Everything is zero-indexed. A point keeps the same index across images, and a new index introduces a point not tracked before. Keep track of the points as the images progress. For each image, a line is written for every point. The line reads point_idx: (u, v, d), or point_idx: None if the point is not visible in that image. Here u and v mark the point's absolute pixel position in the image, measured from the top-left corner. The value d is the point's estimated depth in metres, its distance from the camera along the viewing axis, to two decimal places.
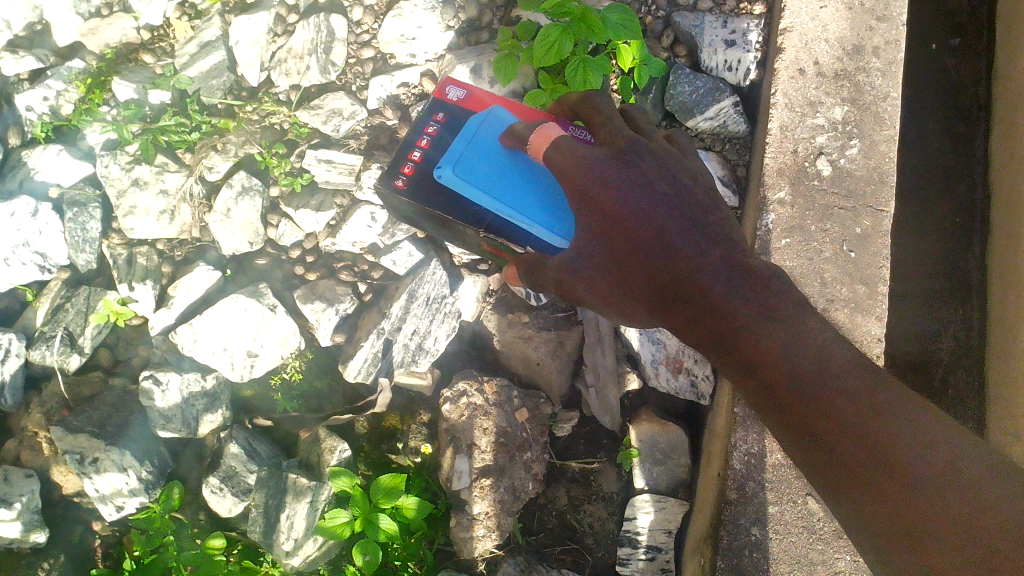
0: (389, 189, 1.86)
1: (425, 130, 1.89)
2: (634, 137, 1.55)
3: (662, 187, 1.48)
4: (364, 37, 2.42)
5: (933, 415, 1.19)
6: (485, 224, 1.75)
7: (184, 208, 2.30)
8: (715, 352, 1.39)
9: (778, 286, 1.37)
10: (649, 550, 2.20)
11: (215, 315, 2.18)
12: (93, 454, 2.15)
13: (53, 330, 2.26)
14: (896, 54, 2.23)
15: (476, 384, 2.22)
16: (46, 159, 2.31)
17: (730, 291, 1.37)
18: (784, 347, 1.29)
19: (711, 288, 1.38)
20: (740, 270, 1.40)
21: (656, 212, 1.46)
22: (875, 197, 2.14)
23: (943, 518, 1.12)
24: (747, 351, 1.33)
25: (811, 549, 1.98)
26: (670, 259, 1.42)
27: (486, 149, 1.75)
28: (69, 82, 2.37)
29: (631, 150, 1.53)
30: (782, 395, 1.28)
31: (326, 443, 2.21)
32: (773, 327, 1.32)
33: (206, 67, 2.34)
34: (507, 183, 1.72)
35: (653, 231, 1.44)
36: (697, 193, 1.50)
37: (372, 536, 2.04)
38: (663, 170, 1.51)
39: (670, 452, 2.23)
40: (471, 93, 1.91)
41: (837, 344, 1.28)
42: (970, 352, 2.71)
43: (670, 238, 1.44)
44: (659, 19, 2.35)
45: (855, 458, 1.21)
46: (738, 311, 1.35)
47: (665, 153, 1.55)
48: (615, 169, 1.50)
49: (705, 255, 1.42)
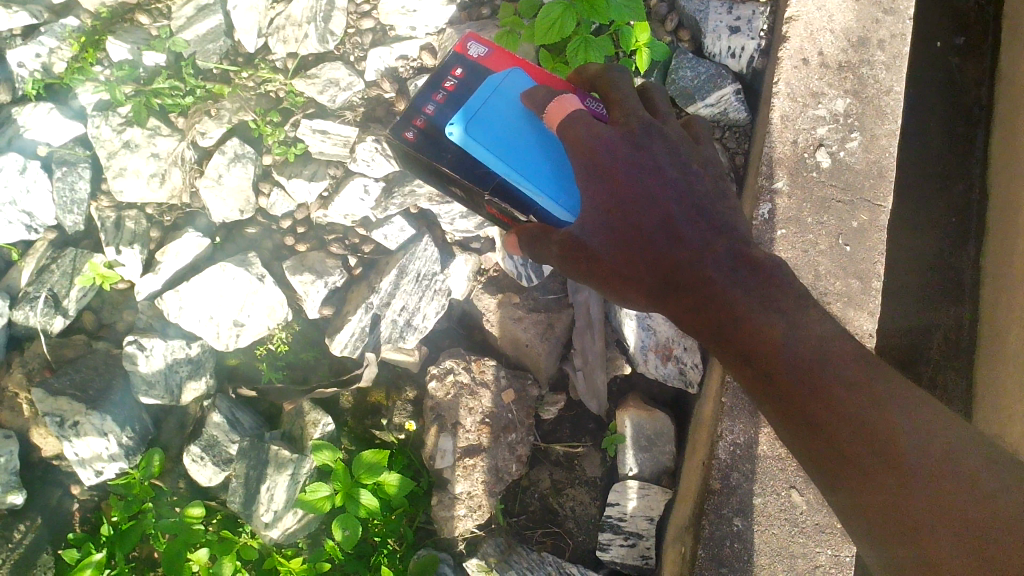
0: (398, 141, 1.78)
1: (441, 84, 1.78)
2: (648, 119, 1.53)
3: (671, 172, 1.49)
4: (364, 7, 2.37)
5: (932, 410, 1.18)
6: (492, 186, 1.69)
7: (175, 171, 2.27)
8: (715, 338, 1.38)
9: (779, 277, 1.37)
10: (630, 536, 2.20)
11: (203, 282, 2.14)
12: (73, 418, 2.12)
13: (37, 291, 2.23)
14: (901, 47, 2.21)
15: (464, 362, 2.21)
16: (37, 117, 2.26)
17: (732, 280, 1.38)
18: (785, 337, 1.28)
19: (713, 276, 1.39)
20: (743, 259, 1.41)
21: (663, 197, 1.46)
22: (873, 192, 2.13)
23: (940, 512, 1.10)
24: (747, 340, 1.32)
25: (792, 541, 1.98)
26: (672, 246, 1.44)
27: (502, 113, 1.70)
28: (63, 39, 2.32)
29: (644, 132, 1.52)
30: (781, 384, 1.28)
31: (310, 417, 2.18)
32: (775, 314, 1.32)
33: (203, 30, 2.30)
34: (518, 150, 1.66)
35: (659, 218, 1.45)
36: (705, 181, 1.51)
37: (352, 511, 2.02)
38: (674, 154, 1.51)
39: (655, 439, 2.22)
40: (493, 50, 1.80)
41: (837, 335, 1.28)
42: (959, 354, 2.73)
43: (673, 224, 1.45)
44: (664, 3, 2.32)
45: (854, 448, 1.19)
46: (739, 300, 1.36)
47: (676, 138, 1.55)
48: (627, 150, 1.49)
49: (707, 244, 1.43)
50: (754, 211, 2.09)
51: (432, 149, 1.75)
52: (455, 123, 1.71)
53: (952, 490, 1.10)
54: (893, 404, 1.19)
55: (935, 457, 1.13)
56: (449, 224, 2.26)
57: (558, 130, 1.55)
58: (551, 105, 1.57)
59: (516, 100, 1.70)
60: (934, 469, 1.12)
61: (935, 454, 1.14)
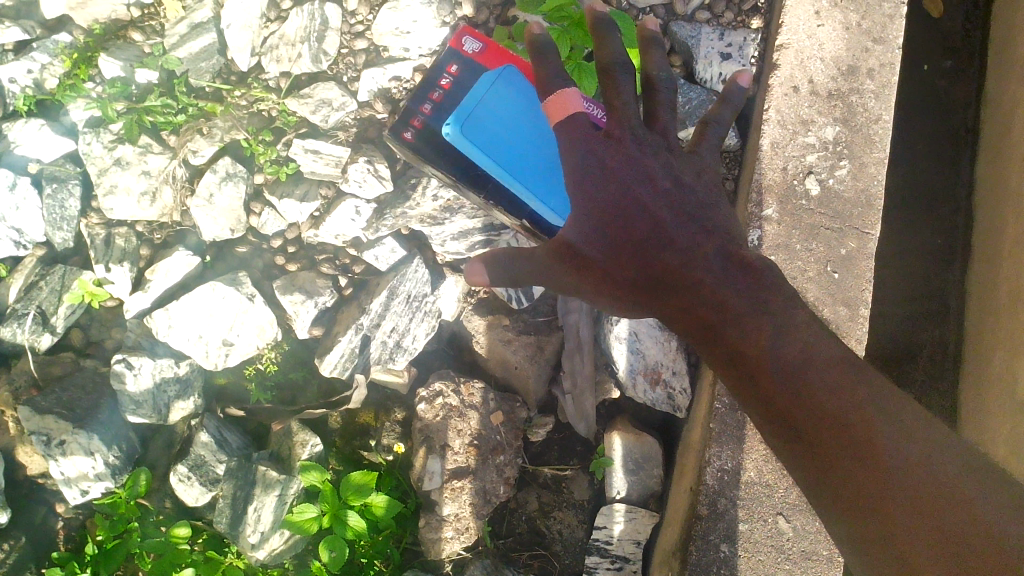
0: (398, 141, 1.91)
1: (437, 83, 1.91)
2: (644, 127, 1.58)
3: (665, 182, 1.54)
4: (358, 28, 2.37)
5: (910, 411, 1.21)
6: (487, 187, 1.86)
7: (166, 190, 2.27)
8: (703, 341, 1.45)
9: (769, 282, 1.43)
10: (617, 560, 2.21)
11: (193, 301, 2.14)
12: (59, 437, 2.11)
13: (25, 308, 2.22)
14: (890, 76, 2.22)
15: (453, 384, 2.21)
16: (27, 133, 2.25)
17: (722, 284, 1.44)
18: (772, 340, 1.34)
19: (703, 281, 1.45)
20: (733, 266, 1.46)
21: (654, 205, 1.52)
22: (862, 220, 2.15)
23: (916, 513, 1.11)
24: (731, 340, 1.39)
25: (778, 568, 1.98)
26: (663, 250, 1.50)
27: (493, 116, 1.82)
28: (55, 55, 2.31)
29: (637, 137, 1.55)
30: (765, 385, 1.32)
31: (298, 437, 2.18)
32: (763, 318, 1.37)
33: (196, 49, 2.29)
34: (510, 153, 1.82)
35: (650, 224, 1.51)
36: (699, 192, 1.56)
37: (340, 533, 2.03)
38: (668, 165, 1.56)
39: (643, 463, 2.22)
40: (486, 46, 1.93)
41: (822, 339, 1.32)
42: (943, 378, 2.78)
43: (665, 231, 1.50)
44: (655, 28, 2.32)
45: (834, 449, 1.21)
46: (729, 303, 1.42)
47: (673, 148, 1.59)
48: (621, 157, 1.54)
49: (698, 246, 1.50)
50: (743, 237, 2.11)
51: (431, 150, 1.89)
52: (450, 125, 1.83)
53: (928, 490, 1.11)
54: (873, 403, 1.22)
55: (913, 459, 1.15)
56: (440, 245, 2.26)
57: (556, 126, 1.60)
58: (552, 97, 1.60)
59: (506, 98, 1.84)
60: (911, 470, 1.14)
61: (912, 456, 1.15)
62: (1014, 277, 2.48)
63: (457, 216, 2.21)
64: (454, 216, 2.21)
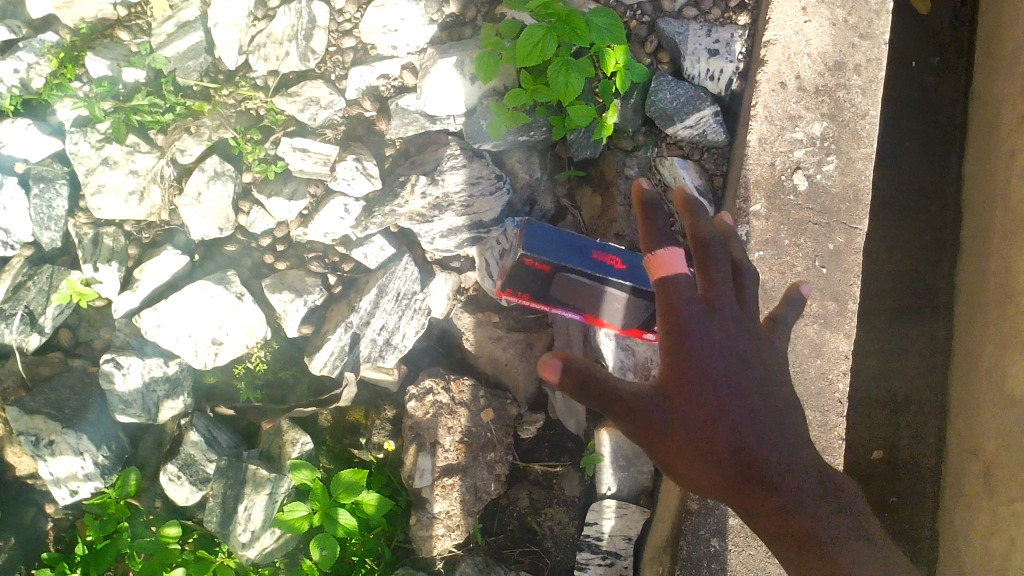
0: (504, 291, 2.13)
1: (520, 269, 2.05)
2: (709, 284, 1.51)
3: (726, 359, 1.46)
4: (345, 26, 2.36)
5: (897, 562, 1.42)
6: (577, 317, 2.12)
7: (154, 189, 2.27)
8: (773, 535, 1.38)
9: (826, 472, 1.44)
10: (608, 556, 2.22)
11: (181, 300, 2.14)
12: (48, 437, 2.10)
13: (13, 308, 2.21)
14: (876, 72, 2.22)
15: (443, 382, 2.21)
16: (13, 133, 2.23)
17: (786, 458, 1.41)
18: (821, 519, 1.38)
19: (785, 475, 1.39)
20: (801, 448, 1.43)
21: (726, 390, 1.44)
22: (849, 215, 2.16)
23: None
24: (801, 525, 1.37)
25: (768, 561, 1.99)
26: (750, 444, 1.40)
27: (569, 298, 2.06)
28: (41, 54, 2.30)
29: (710, 328, 1.46)
30: (805, 548, 1.37)
31: (288, 435, 2.18)
32: (817, 505, 1.39)
33: (183, 47, 2.28)
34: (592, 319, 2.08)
35: (732, 426, 1.41)
36: (751, 330, 1.51)
37: (331, 530, 2.03)
38: (727, 317, 1.49)
39: (634, 460, 2.21)
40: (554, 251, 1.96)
41: (844, 513, 1.41)
42: (933, 374, 2.79)
43: (738, 418, 1.42)
44: (643, 25, 2.31)
45: None
46: (807, 504, 1.38)
47: (728, 299, 1.51)
48: (694, 332, 1.46)
49: (770, 434, 1.43)
50: (731, 233, 2.11)
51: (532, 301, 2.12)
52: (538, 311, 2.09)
53: None
54: None
55: None
56: (429, 243, 2.25)
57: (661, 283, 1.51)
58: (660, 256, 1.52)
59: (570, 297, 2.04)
60: None
61: None
62: (1004, 273, 2.50)
63: (447, 214, 2.21)
64: (444, 214, 2.21)
